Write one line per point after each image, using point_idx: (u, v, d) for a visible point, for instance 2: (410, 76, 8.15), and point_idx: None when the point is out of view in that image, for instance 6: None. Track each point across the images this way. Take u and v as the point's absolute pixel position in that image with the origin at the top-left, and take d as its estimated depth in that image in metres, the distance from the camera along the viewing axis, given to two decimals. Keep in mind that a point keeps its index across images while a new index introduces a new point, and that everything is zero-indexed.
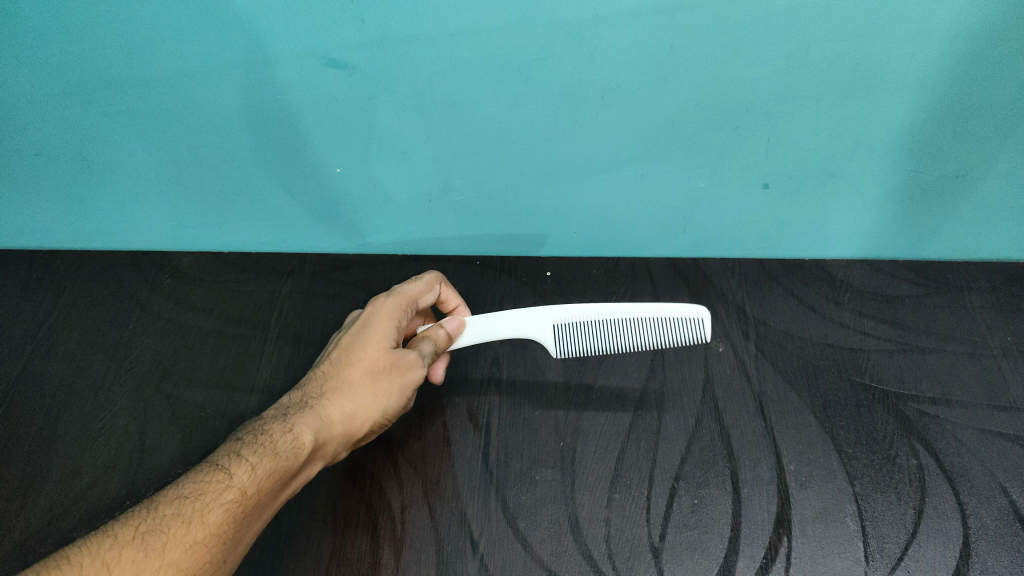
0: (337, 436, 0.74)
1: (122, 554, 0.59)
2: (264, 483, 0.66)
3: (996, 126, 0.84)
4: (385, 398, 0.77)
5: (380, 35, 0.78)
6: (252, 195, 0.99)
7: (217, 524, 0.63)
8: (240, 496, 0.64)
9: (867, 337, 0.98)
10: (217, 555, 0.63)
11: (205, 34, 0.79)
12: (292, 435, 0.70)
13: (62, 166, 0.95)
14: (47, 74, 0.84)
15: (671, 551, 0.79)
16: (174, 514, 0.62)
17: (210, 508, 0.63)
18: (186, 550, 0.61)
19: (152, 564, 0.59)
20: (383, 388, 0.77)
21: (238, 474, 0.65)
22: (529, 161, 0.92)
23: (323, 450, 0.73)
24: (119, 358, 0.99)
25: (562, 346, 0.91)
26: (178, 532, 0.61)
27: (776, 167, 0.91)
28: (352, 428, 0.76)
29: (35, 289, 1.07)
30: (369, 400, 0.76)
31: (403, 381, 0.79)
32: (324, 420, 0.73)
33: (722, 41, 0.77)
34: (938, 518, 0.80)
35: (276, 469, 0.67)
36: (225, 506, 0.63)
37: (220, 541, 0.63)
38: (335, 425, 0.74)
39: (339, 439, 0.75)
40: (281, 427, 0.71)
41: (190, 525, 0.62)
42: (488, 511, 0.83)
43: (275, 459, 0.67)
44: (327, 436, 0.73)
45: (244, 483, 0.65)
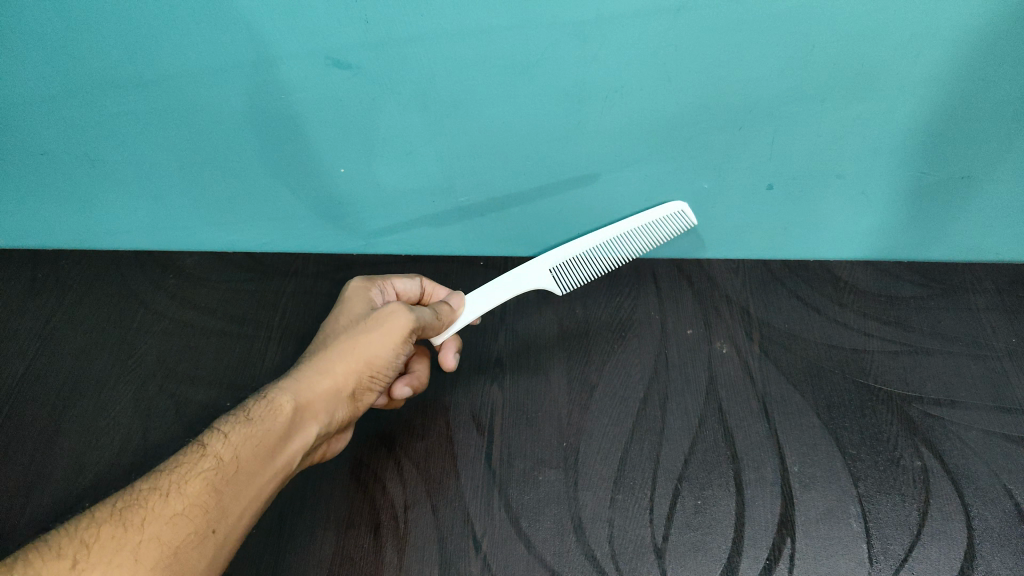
0: (321, 400, 0.74)
1: (101, 530, 0.59)
2: (240, 449, 0.66)
3: (1001, 127, 0.84)
4: (364, 351, 0.78)
5: (385, 35, 0.78)
6: (256, 194, 0.99)
7: (195, 493, 0.63)
8: (216, 464, 0.65)
9: (871, 339, 0.98)
10: (202, 526, 0.62)
11: (210, 34, 0.79)
12: (265, 400, 0.71)
13: (66, 165, 0.96)
14: (52, 74, 0.84)
15: (674, 552, 0.78)
16: (152, 488, 0.62)
17: (187, 479, 0.63)
18: (165, 522, 0.61)
19: (132, 538, 0.59)
20: (360, 343, 0.78)
21: (214, 445, 0.66)
22: (533, 161, 0.92)
23: (311, 412, 0.73)
24: (123, 357, 0.99)
25: (565, 282, 0.97)
26: (157, 506, 0.61)
27: (781, 168, 0.91)
28: (338, 388, 0.75)
29: (39, 289, 1.07)
30: (346, 358, 0.77)
31: (381, 330, 0.79)
32: (301, 383, 0.74)
33: (726, 41, 0.77)
34: (942, 520, 0.80)
35: (252, 434, 0.67)
36: (202, 476, 0.64)
37: (201, 510, 0.62)
38: (316, 387, 0.74)
39: (328, 400, 0.75)
40: (257, 397, 0.71)
41: (168, 497, 0.62)
42: (491, 511, 0.82)
43: (250, 424, 0.68)
44: (310, 397, 0.73)
45: (220, 451, 0.65)
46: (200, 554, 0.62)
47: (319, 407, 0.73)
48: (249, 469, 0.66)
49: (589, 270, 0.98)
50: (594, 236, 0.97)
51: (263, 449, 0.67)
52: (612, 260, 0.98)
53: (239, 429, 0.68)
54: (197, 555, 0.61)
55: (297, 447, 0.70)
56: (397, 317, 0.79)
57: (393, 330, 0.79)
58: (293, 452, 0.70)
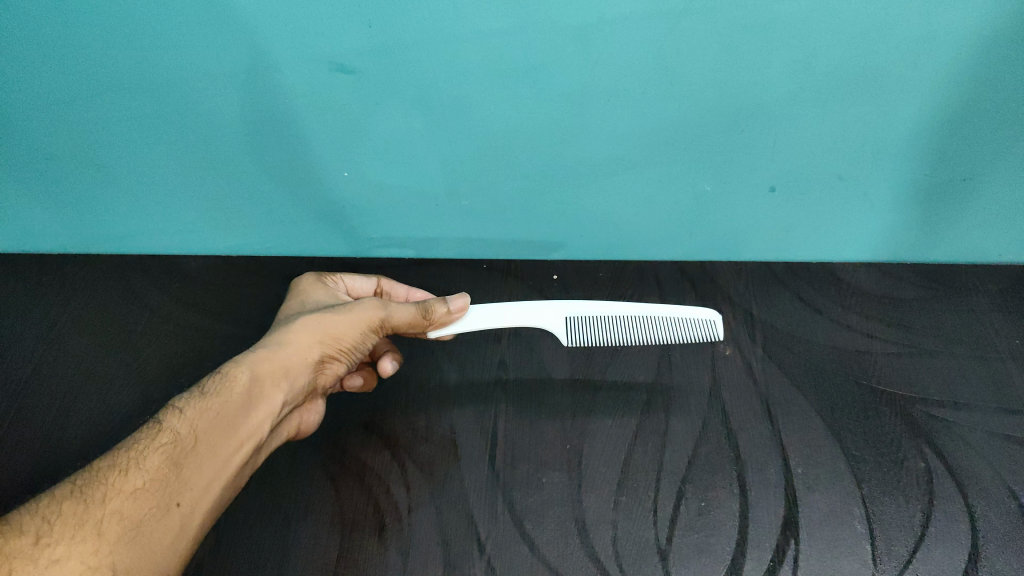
0: (275, 374, 0.79)
1: (62, 508, 0.63)
2: (196, 423, 0.72)
3: (1001, 128, 0.84)
4: (329, 330, 0.83)
5: (388, 39, 0.79)
6: (259, 198, 1.00)
7: (154, 467, 0.68)
8: (174, 439, 0.70)
9: (874, 341, 0.98)
10: (166, 500, 0.67)
11: (214, 39, 0.80)
12: (222, 372, 0.77)
13: (71, 169, 0.96)
14: (57, 78, 0.85)
15: (678, 553, 0.79)
16: (110, 467, 0.67)
17: (145, 454, 0.69)
18: (126, 496, 0.66)
19: (94, 513, 0.64)
20: (325, 321, 0.84)
21: (170, 421, 0.72)
22: (535, 164, 0.93)
23: (269, 381, 0.78)
24: (128, 360, 1.00)
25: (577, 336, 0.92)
26: (116, 482, 0.66)
27: (782, 170, 0.92)
28: (296, 361, 0.81)
29: (44, 292, 1.08)
30: (309, 334, 0.83)
31: (349, 313, 0.85)
32: (256, 357, 0.79)
33: (727, 44, 0.78)
34: (946, 521, 0.80)
35: (207, 409, 0.73)
36: (160, 451, 0.69)
37: (162, 483, 0.67)
38: (268, 361, 0.79)
39: (281, 374, 0.79)
40: (215, 375, 0.77)
41: (127, 474, 0.67)
42: (494, 514, 0.83)
43: (205, 400, 0.74)
44: (265, 369, 0.79)
45: (178, 425, 0.71)
46: (166, 526, 0.66)
47: (275, 377, 0.79)
48: (208, 443, 0.71)
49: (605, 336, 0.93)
50: (623, 306, 0.91)
51: (220, 422, 0.72)
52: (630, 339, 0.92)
53: (196, 404, 0.74)
54: (162, 528, 0.66)
55: (261, 415, 0.76)
56: (368, 304, 0.86)
57: (361, 316, 0.85)
58: (255, 422, 0.75)
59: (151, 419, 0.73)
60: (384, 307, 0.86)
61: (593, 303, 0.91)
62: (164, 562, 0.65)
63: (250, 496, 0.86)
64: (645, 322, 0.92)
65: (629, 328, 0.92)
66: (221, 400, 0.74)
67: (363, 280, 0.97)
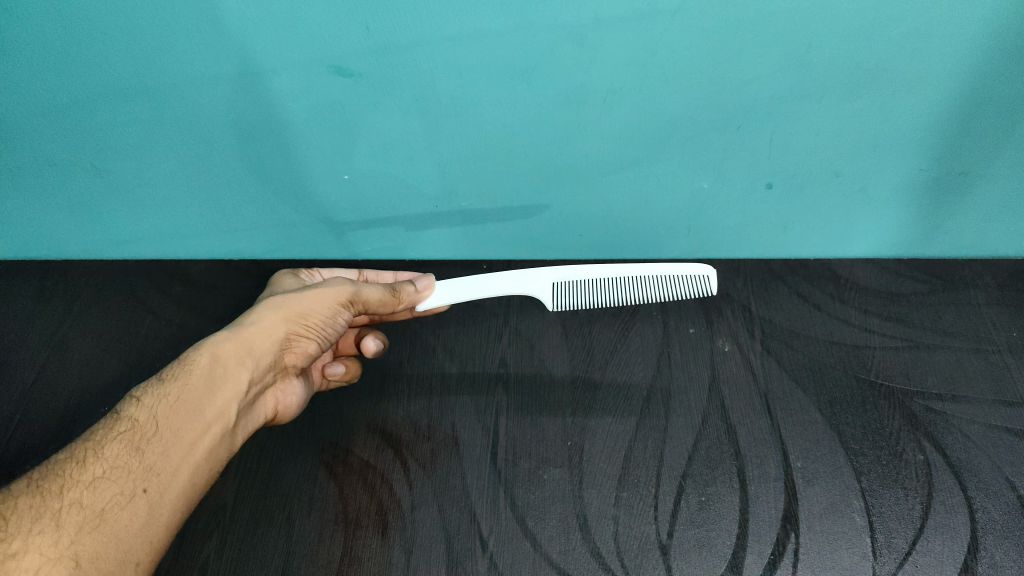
0: (236, 356, 0.81)
1: (20, 501, 0.67)
2: (156, 410, 0.75)
3: (995, 122, 0.85)
4: (298, 310, 0.86)
5: (386, 42, 0.80)
6: (260, 201, 1.00)
7: (114, 456, 0.72)
8: (132, 427, 0.74)
9: (872, 335, 0.99)
10: (130, 487, 0.71)
11: (215, 45, 0.81)
12: (186, 357, 0.80)
13: (74, 176, 0.97)
14: (60, 86, 0.86)
15: (679, 547, 0.79)
16: (68, 458, 0.71)
17: (103, 445, 0.72)
18: (85, 486, 0.69)
19: (54, 505, 0.68)
20: (295, 302, 0.86)
21: (129, 410, 0.75)
22: (534, 164, 0.93)
23: (233, 361, 0.81)
24: (131, 364, 1.00)
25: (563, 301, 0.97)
26: (73, 474, 0.70)
27: (779, 166, 0.92)
28: (259, 341, 0.83)
29: (49, 298, 1.09)
30: (278, 314, 0.85)
31: (316, 290, 0.87)
32: (216, 338, 0.81)
33: (721, 43, 0.78)
34: (945, 512, 0.81)
35: (166, 395, 0.76)
36: (120, 440, 0.73)
37: (124, 471, 0.71)
38: (229, 342, 0.82)
39: (242, 354, 0.82)
40: (175, 361, 0.80)
41: (85, 465, 0.71)
42: (497, 510, 0.83)
43: (163, 387, 0.77)
44: (229, 350, 0.81)
45: (135, 414, 0.75)
46: (132, 513, 0.70)
47: (240, 361, 0.81)
48: (170, 428, 0.75)
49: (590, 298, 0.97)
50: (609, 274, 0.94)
51: (182, 408, 0.76)
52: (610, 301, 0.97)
53: (153, 391, 0.77)
54: (128, 514, 0.70)
55: (226, 398, 0.79)
56: (335, 282, 0.88)
57: (331, 296, 0.87)
58: (220, 405, 0.79)
59: (111, 409, 0.76)
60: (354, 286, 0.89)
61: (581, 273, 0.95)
62: (133, 547, 0.70)
63: (254, 497, 0.86)
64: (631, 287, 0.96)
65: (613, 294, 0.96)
66: (181, 386, 0.77)
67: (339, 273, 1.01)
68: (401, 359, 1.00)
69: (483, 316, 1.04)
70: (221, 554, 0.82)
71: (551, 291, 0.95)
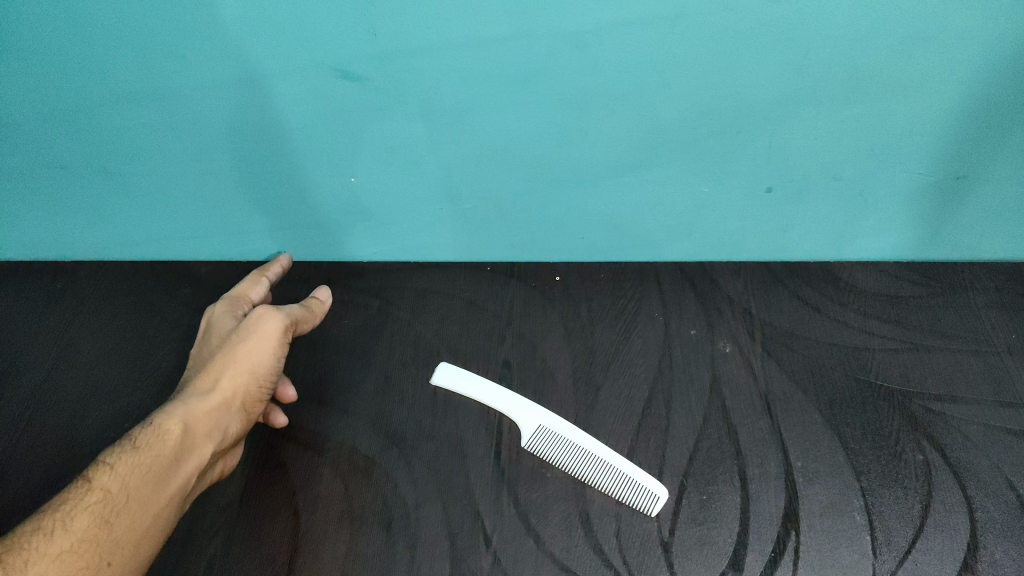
0: (203, 420, 0.83)
1: None
2: (126, 481, 0.76)
3: (991, 126, 0.86)
4: (242, 362, 0.87)
5: (392, 47, 0.81)
6: (267, 203, 1.02)
7: (82, 528, 0.72)
8: (102, 498, 0.74)
9: (871, 337, 1.00)
10: (95, 559, 0.71)
11: (223, 50, 0.82)
12: (152, 426, 0.81)
13: (84, 178, 0.99)
14: (71, 90, 0.87)
15: (680, 545, 0.81)
16: (36, 531, 0.71)
17: (73, 517, 0.72)
18: (51, 560, 0.69)
19: None
20: (236, 356, 0.88)
21: (100, 479, 0.76)
22: (536, 168, 0.95)
23: (200, 429, 0.83)
24: (140, 364, 1.02)
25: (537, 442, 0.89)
26: (41, 546, 0.70)
27: (779, 171, 0.93)
28: (218, 403, 0.85)
29: (58, 299, 1.10)
30: (225, 374, 0.86)
31: (258, 337, 0.88)
32: (182, 406, 0.83)
33: (721, 48, 0.80)
34: (944, 511, 0.83)
35: (136, 465, 0.77)
36: (89, 511, 0.73)
37: (91, 545, 0.71)
38: (194, 410, 0.83)
39: (206, 419, 0.83)
40: (142, 428, 0.81)
41: (53, 537, 0.71)
42: (500, 509, 0.85)
43: (133, 455, 0.78)
44: (195, 417, 0.83)
45: (105, 484, 0.75)
46: None
47: (208, 425, 0.83)
48: (138, 500, 0.75)
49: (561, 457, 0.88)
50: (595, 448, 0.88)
51: (150, 479, 0.77)
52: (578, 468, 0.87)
53: (125, 459, 0.77)
54: None
55: (192, 465, 0.80)
56: (272, 320, 0.88)
57: (267, 333, 0.88)
58: (187, 473, 0.80)
59: (81, 476, 0.76)
60: (290, 322, 0.90)
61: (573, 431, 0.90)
62: None
63: (260, 494, 0.87)
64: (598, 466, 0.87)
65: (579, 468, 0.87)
66: (150, 455, 0.78)
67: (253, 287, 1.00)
68: (406, 360, 1.00)
69: (487, 319, 1.04)
70: (228, 551, 0.83)
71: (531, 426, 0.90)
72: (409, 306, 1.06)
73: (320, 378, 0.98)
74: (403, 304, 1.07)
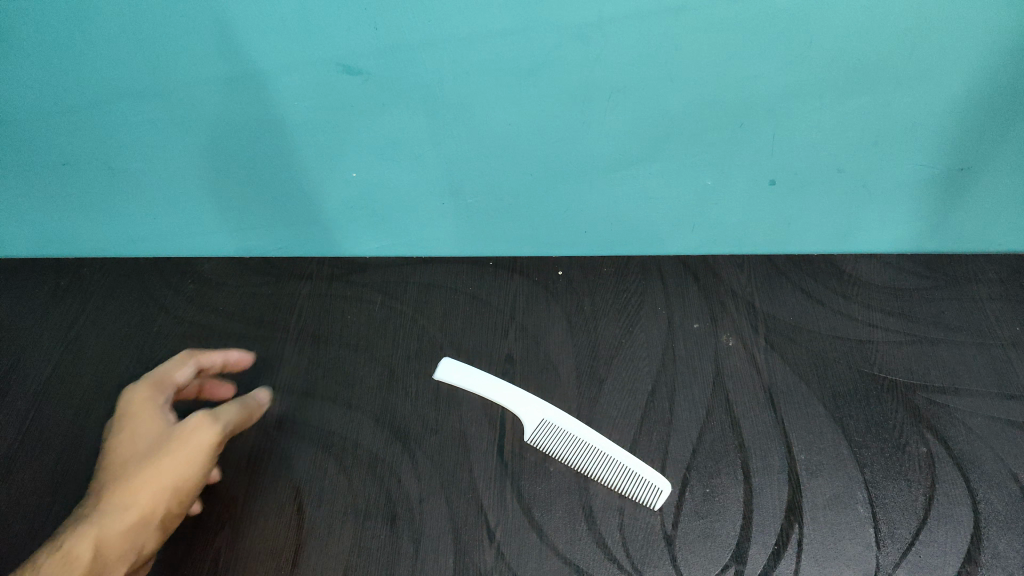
0: (115, 549, 0.80)
1: None
2: None
3: (995, 117, 0.86)
4: (163, 480, 0.84)
5: (394, 42, 0.81)
6: (270, 199, 1.02)
7: None
8: None
9: (875, 330, 0.99)
10: None
11: (227, 47, 0.82)
12: (65, 555, 0.80)
13: (88, 175, 0.99)
14: (74, 87, 0.87)
15: (684, 538, 0.81)
16: None
17: None
18: None
19: None
20: (161, 466, 0.85)
21: None
22: (539, 162, 0.95)
23: (114, 553, 0.80)
24: (145, 360, 1.02)
25: (541, 435, 0.90)
26: None
27: (782, 163, 0.93)
28: (133, 525, 0.81)
29: (63, 295, 1.10)
30: (144, 489, 0.84)
31: (179, 453, 0.87)
32: (98, 530, 0.81)
33: (725, 40, 0.79)
34: (948, 504, 0.83)
35: None
36: None
37: None
38: (107, 533, 0.81)
39: (121, 540, 0.81)
40: (56, 564, 0.79)
41: None
42: (504, 502, 0.85)
43: None
44: (106, 547, 0.80)
45: None
46: None
47: (121, 547, 0.80)
48: None
49: (565, 451, 0.88)
50: (597, 442, 0.88)
51: None
52: (581, 461, 0.87)
53: None
54: None
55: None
56: (203, 432, 0.88)
57: (193, 447, 0.87)
58: None
59: None
60: (212, 422, 0.89)
61: (576, 426, 0.90)
62: None
63: (265, 489, 0.88)
64: (601, 459, 0.87)
65: (583, 462, 0.87)
66: None
67: (177, 368, 0.99)
68: (409, 355, 1.00)
69: (490, 313, 1.04)
70: (233, 545, 0.83)
71: (535, 420, 0.90)
72: (412, 301, 1.07)
73: (324, 373, 0.99)
74: (406, 299, 1.07)
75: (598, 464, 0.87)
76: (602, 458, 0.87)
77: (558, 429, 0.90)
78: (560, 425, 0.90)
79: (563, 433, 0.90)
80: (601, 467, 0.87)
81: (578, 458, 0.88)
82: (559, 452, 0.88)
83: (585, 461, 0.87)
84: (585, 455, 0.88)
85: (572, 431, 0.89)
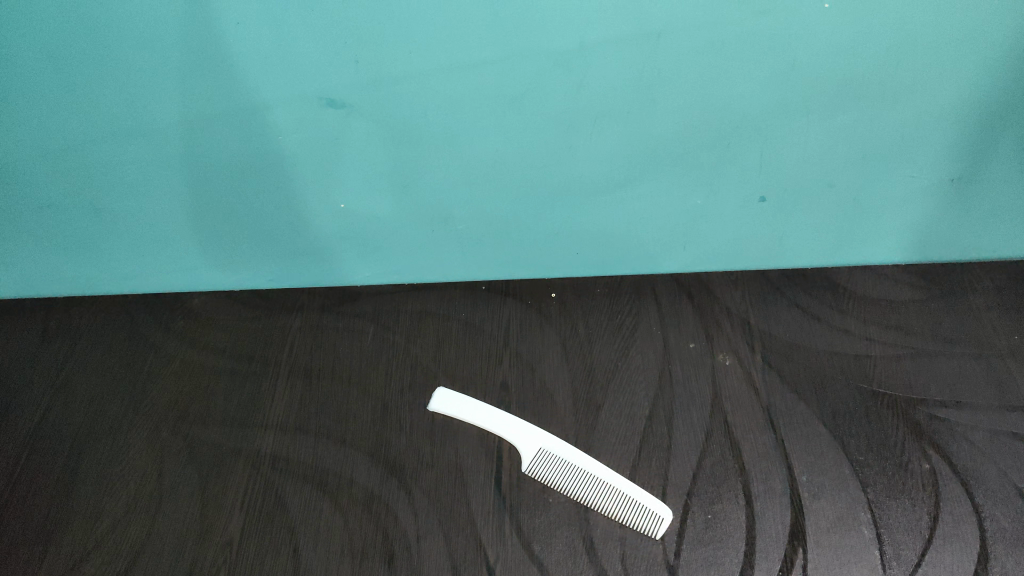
0: None
1: None
2: None
3: (984, 128, 0.85)
4: None
5: (376, 75, 0.80)
6: (258, 233, 1.01)
7: None
8: None
9: (872, 344, 0.98)
10: None
11: (211, 85, 0.81)
12: None
13: (74, 216, 0.97)
14: (56, 128, 0.86)
15: (687, 568, 0.80)
16: None
17: None
18: None
19: None
20: None
21: None
22: (527, 187, 0.94)
23: None
24: (136, 400, 1.00)
25: (537, 465, 0.88)
26: None
27: (773, 180, 0.92)
28: None
29: (52, 336, 1.08)
30: None
31: None
32: None
33: (708, 61, 0.79)
34: (953, 522, 0.81)
35: None
36: None
37: None
38: None
39: None
40: None
41: None
42: (503, 537, 0.84)
43: None
44: None
45: None
46: None
47: None
48: None
49: (561, 481, 0.87)
50: (594, 471, 0.86)
51: None
52: (576, 492, 0.86)
53: None
54: None
55: None
56: None
57: None
58: None
59: None
60: None
61: (574, 454, 0.88)
62: None
63: (261, 531, 0.86)
64: (597, 488, 0.86)
65: (580, 492, 0.86)
66: None
67: None
68: (403, 386, 0.99)
69: (483, 341, 1.03)
70: None
71: (532, 451, 0.89)
72: (405, 330, 1.05)
73: (318, 409, 0.97)
74: (398, 328, 1.05)
75: (592, 496, 0.85)
76: (598, 488, 0.86)
77: (555, 457, 0.88)
78: (557, 454, 0.88)
79: (559, 463, 0.88)
80: (598, 496, 0.85)
81: (574, 488, 0.86)
82: (553, 482, 0.87)
83: (580, 491, 0.86)
84: (581, 486, 0.86)
85: (569, 461, 0.88)
